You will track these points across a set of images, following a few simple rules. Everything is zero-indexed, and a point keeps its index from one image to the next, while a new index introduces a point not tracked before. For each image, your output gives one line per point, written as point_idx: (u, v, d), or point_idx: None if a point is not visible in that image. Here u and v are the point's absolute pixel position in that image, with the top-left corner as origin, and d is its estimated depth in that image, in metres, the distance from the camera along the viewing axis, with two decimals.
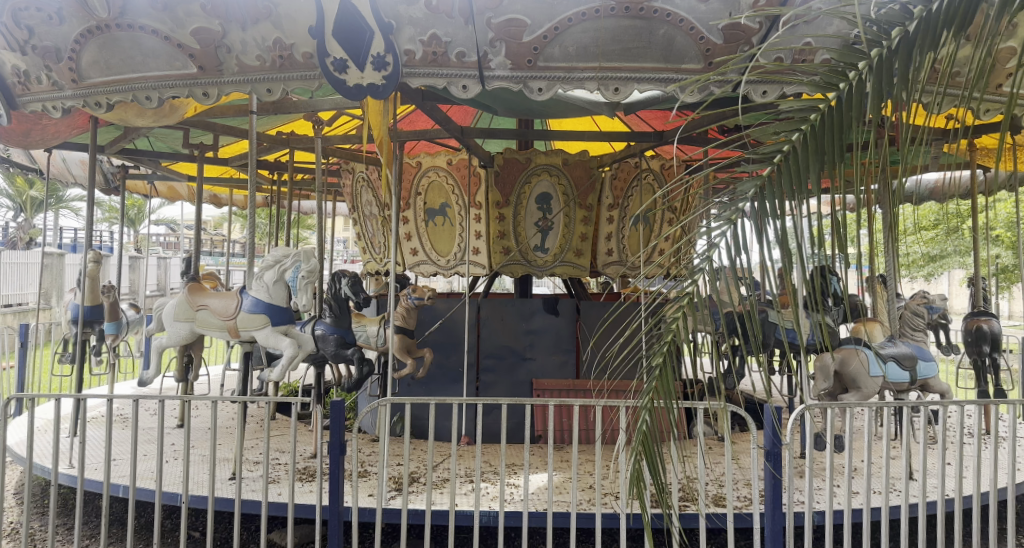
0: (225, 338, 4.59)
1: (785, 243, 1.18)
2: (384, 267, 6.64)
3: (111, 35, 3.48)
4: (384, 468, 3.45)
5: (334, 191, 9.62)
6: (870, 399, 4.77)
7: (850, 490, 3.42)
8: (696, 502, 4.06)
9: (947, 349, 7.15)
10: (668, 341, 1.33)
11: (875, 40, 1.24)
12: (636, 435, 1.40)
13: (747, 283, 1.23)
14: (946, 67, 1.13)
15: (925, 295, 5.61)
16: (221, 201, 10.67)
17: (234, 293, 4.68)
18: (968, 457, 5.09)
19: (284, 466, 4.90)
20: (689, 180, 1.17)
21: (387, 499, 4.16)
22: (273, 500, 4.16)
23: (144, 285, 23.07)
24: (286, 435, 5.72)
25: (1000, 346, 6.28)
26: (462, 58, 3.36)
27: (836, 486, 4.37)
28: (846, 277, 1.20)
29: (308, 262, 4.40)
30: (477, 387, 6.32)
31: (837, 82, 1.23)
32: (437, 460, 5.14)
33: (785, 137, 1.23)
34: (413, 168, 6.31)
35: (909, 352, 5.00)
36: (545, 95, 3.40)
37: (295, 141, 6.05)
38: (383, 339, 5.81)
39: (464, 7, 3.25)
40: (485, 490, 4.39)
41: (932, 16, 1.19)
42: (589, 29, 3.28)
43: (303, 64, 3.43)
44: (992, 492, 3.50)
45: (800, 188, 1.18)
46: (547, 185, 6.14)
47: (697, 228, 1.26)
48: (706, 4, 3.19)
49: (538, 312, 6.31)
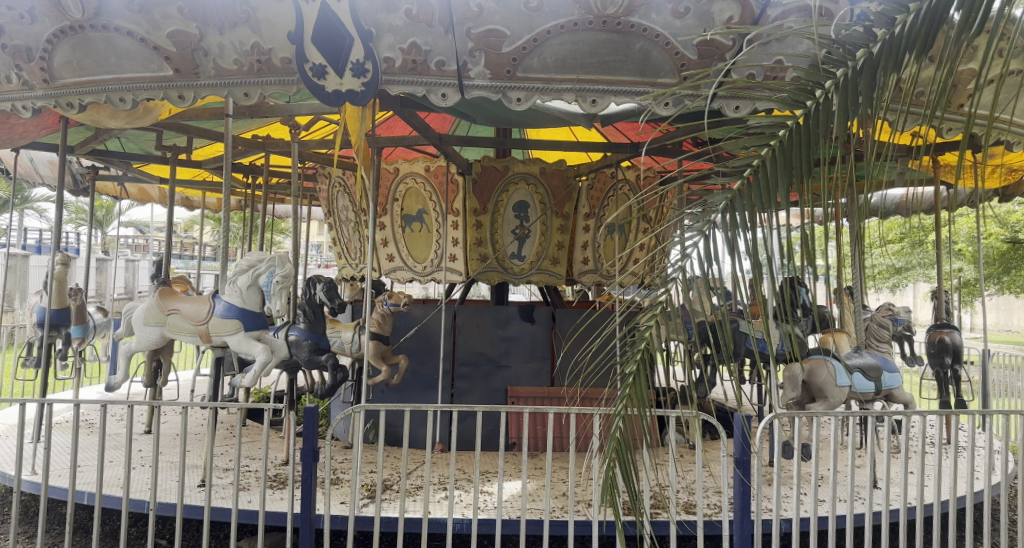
0: (197, 343, 4.52)
1: (755, 255, 1.22)
2: (359, 273, 6.61)
3: (85, 36, 3.44)
4: (356, 473, 3.22)
5: (310, 195, 9.58)
6: (836, 408, 4.87)
7: (818, 498, 3.33)
8: (668, 510, 4.10)
9: (911, 359, 7.32)
10: (642, 349, 1.36)
11: (840, 60, 1.29)
12: (610, 443, 1.44)
13: (719, 293, 1.25)
14: (909, 87, 1.17)
15: (890, 307, 5.71)
16: (195, 204, 10.49)
17: (206, 297, 4.62)
18: (929, 468, 5.24)
19: (255, 473, 4.87)
20: (663, 191, 1.22)
21: (359, 506, 4.17)
22: (243, 507, 4.11)
23: (111, 289, 22.65)
24: (257, 441, 5.70)
25: (962, 359, 6.41)
26: (441, 67, 3.37)
27: (802, 494, 4.47)
28: (815, 289, 1.23)
29: (284, 267, 4.44)
30: (452, 394, 6.32)
31: (804, 100, 1.29)
32: (410, 467, 5.16)
33: (755, 152, 1.28)
34: (390, 173, 6.30)
35: (874, 363, 5.16)
36: (524, 105, 3.44)
37: (272, 145, 5.99)
38: (357, 346, 5.75)
39: (444, 16, 3.27)
40: (459, 498, 4.41)
41: (896, 39, 1.24)
42: (567, 42, 3.32)
43: (281, 69, 3.42)
44: (964, 498, 3.51)
45: (770, 202, 1.22)
46: (525, 194, 6.19)
47: (670, 239, 1.29)
48: (681, 20, 3.26)
49: (514, 319, 6.34)
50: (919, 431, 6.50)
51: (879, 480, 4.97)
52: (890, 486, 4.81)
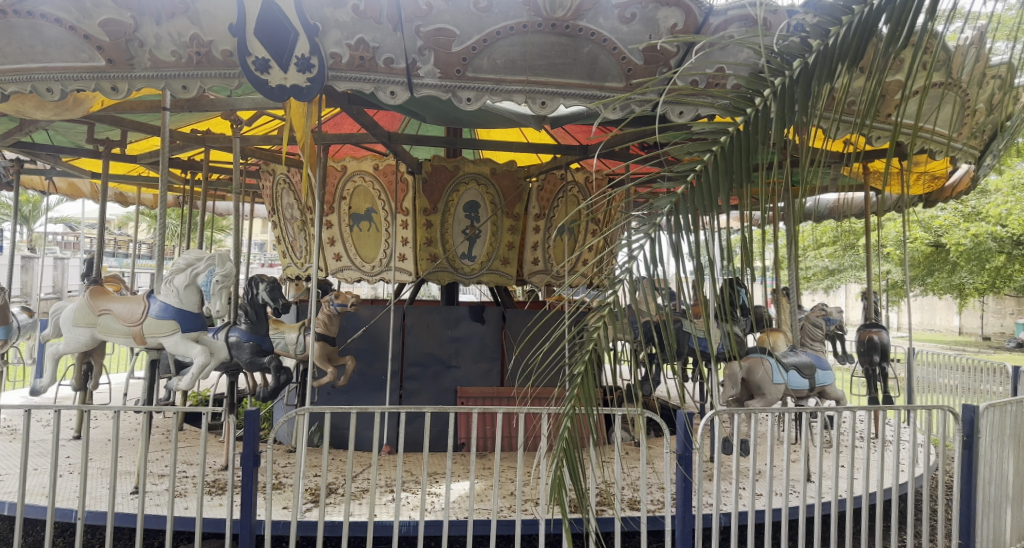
0: (130, 345, 4.34)
1: (699, 257, 1.26)
2: (305, 272, 6.46)
3: (9, 22, 3.29)
4: (299, 477, 3.13)
5: (253, 193, 9.32)
6: (773, 405, 5.04)
7: (755, 492, 3.43)
8: (614, 507, 4.16)
9: (844, 357, 7.65)
10: (590, 349, 1.38)
11: (779, 69, 1.34)
12: (557, 442, 1.45)
13: (664, 293, 1.28)
14: (842, 96, 1.22)
15: (823, 307, 5.95)
16: (129, 200, 10.08)
17: (141, 297, 4.43)
18: (859, 461, 5.48)
19: (192, 478, 4.70)
20: (611, 194, 1.25)
21: (302, 511, 4.08)
22: (179, 514, 3.97)
23: (37, 288, 21.51)
24: (194, 446, 5.50)
25: (889, 357, 6.72)
26: (389, 64, 3.33)
27: (741, 490, 4.62)
28: (754, 290, 1.28)
29: (224, 266, 4.27)
30: (400, 395, 6.24)
31: (744, 108, 1.33)
32: (356, 470, 5.08)
33: (698, 157, 1.32)
34: (337, 171, 6.18)
35: (809, 361, 5.36)
36: (474, 105, 3.43)
37: (212, 140, 5.80)
38: (302, 347, 5.63)
39: (392, 13, 3.24)
40: (406, 500, 4.38)
41: (829, 51, 1.29)
42: (516, 44, 3.34)
43: (222, 62, 3.31)
44: (892, 490, 3.66)
45: (712, 205, 1.26)
46: (475, 194, 6.18)
47: (618, 241, 1.32)
48: (628, 26, 3.32)
49: (464, 319, 6.33)
50: (850, 426, 6.79)
51: (812, 474, 5.18)
52: (822, 479, 5.02)
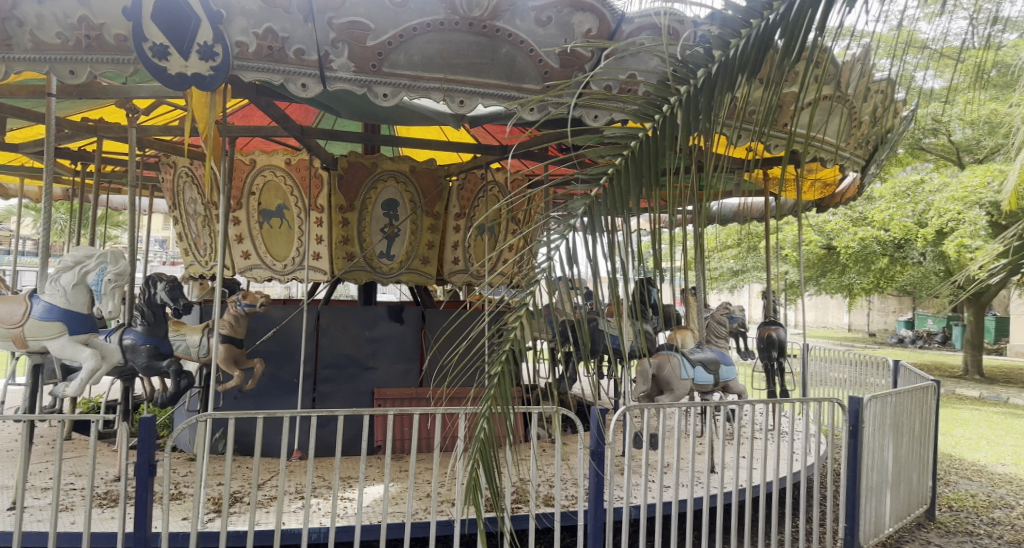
0: (9, 349, 3.99)
1: (613, 258, 1.28)
2: (210, 271, 6.14)
3: None
4: (201, 487, 2.95)
5: (152, 187, 8.78)
6: (681, 399, 5.25)
7: (662, 484, 3.56)
8: (528, 504, 4.20)
9: (746, 353, 8.08)
10: (507, 348, 1.38)
11: (683, 77, 1.39)
12: (474, 443, 1.44)
13: (580, 293, 1.30)
14: (742, 105, 1.29)
15: (727, 306, 6.26)
16: (10, 193, 9.27)
17: (21, 297, 4.00)
18: (758, 452, 5.80)
19: (80, 490, 4.38)
20: (528, 194, 1.26)
21: (204, 521, 3.89)
22: (64, 530, 3.67)
23: None
24: (84, 456, 5.12)
25: (786, 352, 7.15)
26: (300, 56, 3.20)
27: (649, 482, 4.78)
28: (664, 289, 1.32)
29: (117, 264, 4.06)
30: (314, 398, 6.05)
31: (653, 114, 1.37)
32: (264, 477, 4.88)
33: (610, 161, 1.35)
34: (245, 165, 5.91)
35: (714, 357, 5.62)
36: (390, 101, 3.31)
37: (106, 130, 5.41)
38: (205, 350, 5.30)
39: (303, 3, 3.15)
40: (316, 506, 4.25)
41: (730, 61, 1.35)
42: (433, 41, 3.31)
43: (115, 47, 3.09)
44: (788, 478, 3.89)
45: (624, 207, 1.29)
46: (393, 192, 6.06)
47: (536, 241, 1.33)
48: (544, 29, 3.39)
49: (382, 319, 6.21)
50: (751, 418, 7.18)
51: (716, 465, 5.44)
52: (725, 470, 5.28)
